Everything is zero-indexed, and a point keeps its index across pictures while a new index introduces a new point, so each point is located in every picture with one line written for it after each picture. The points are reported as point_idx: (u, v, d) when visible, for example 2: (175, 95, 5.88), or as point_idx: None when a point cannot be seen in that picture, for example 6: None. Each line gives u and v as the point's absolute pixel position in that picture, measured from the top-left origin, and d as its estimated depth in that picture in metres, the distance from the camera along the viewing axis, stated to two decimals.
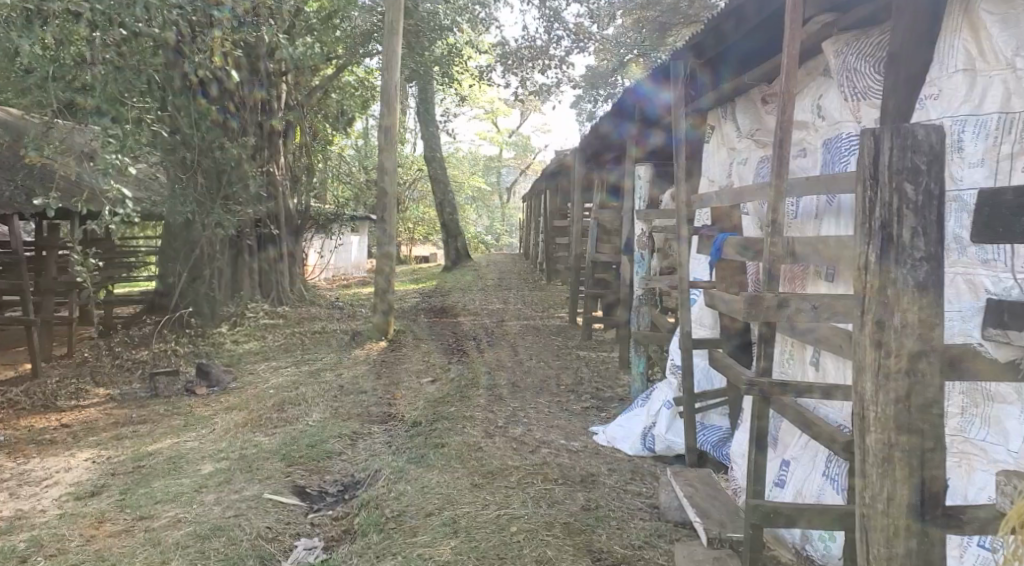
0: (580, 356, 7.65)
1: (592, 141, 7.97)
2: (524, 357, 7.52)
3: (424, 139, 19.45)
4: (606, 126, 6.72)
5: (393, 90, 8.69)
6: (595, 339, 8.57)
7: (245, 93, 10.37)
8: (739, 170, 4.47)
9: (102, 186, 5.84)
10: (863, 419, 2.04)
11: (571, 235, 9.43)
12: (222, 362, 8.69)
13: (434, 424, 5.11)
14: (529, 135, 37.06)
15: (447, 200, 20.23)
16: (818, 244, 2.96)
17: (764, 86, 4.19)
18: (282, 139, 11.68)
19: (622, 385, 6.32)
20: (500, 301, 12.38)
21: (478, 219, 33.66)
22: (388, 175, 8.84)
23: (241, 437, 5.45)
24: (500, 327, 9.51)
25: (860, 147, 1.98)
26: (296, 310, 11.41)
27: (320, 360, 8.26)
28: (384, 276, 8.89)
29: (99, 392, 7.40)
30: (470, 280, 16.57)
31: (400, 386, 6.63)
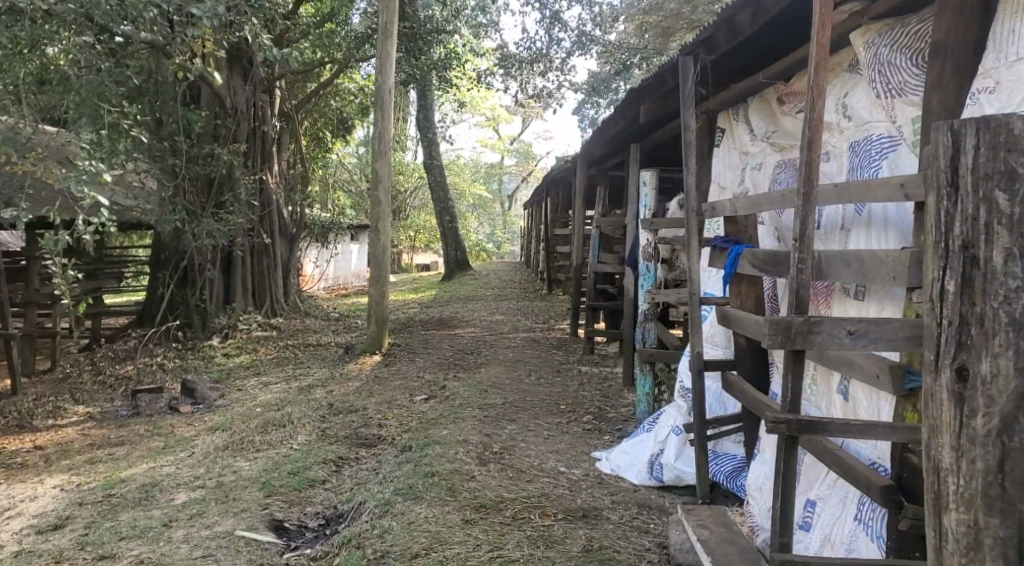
0: (582, 372, 7.31)
1: (596, 147, 7.66)
2: (523, 373, 7.17)
3: (424, 146, 19.15)
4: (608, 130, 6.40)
5: (388, 95, 8.39)
6: (598, 352, 8.23)
7: (236, 98, 10.08)
8: (754, 176, 4.15)
9: (75, 195, 5.52)
10: (940, 498, 1.81)
11: (573, 244, 9.11)
12: (209, 377, 8.36)
13: (425, 450, 4.76)
14: (530, 143, 36.78)
15: (447, 208, 19.93)
16: (851, 259, 2.62)
17: (781, 85, 3.88)
18: (276, 145, 11.39)
19: (627, 404, 5.98)
20: (500, 312, 12.03)
21: (480, 227, 33.38)
22: (383, 183, 8.53)
23: (220, 463, 5.10)
24: (500, 340, 9.17)
25: (937, 147, 1.80)
26: (290, 322, 11.09)
27: (311, 376, 7.92)
28: (379, 287, 8.55)
29: (78, 411, 7.07)
30: (470, 290, 16.25)
31: (392, 406, 6.28)
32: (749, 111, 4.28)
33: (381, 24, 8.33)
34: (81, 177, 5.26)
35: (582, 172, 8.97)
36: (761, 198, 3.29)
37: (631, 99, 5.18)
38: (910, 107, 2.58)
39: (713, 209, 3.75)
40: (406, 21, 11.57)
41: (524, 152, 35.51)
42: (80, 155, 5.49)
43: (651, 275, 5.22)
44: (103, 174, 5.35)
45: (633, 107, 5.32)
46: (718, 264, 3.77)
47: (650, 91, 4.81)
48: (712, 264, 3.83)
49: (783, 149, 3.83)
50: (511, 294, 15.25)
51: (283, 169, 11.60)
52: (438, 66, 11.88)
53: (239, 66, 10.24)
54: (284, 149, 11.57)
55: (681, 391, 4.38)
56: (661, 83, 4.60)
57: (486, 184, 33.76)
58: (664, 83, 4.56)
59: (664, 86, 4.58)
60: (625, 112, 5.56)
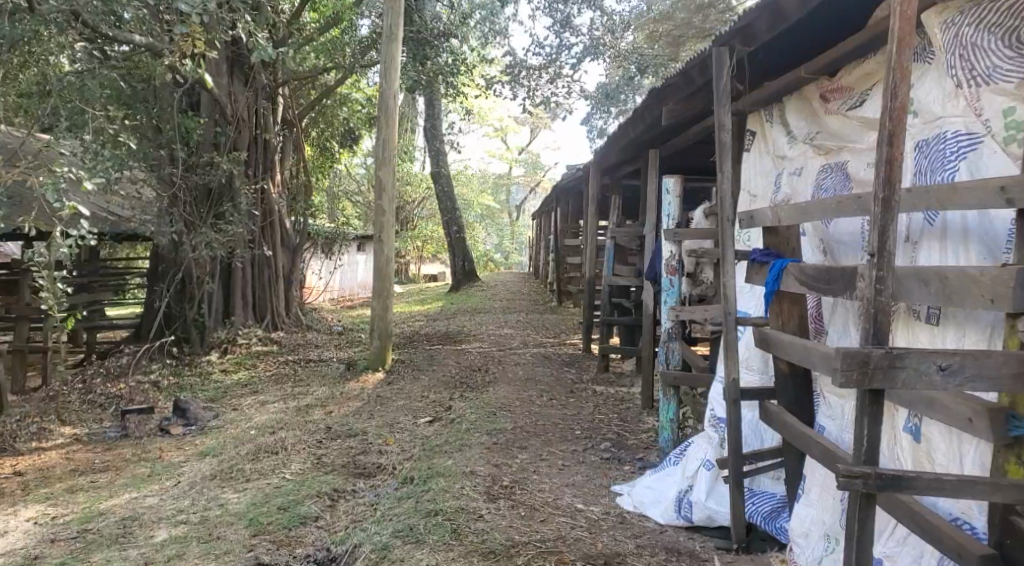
0: (596, 392, 6.90)
1: (612, 154, 7.28)
2: (535, 393, 6.76)
3: (431, 155, 18.79)
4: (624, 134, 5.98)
5: (392, 100, 8.02)
6: (613, 371, 7.81)
7: (237, 105, 9.76)
8: (793, 183, 3.74)
9: (54, 204, 5.14)
10: None
11: (586, 256, 8.70)
12: (205, 397, 7.99)
13: (427, 483, 4.35)
14: (538, 153, 36.43)
15: (454, 218, 19.56)
16: (931, 279, 2.17)
17: (823, 81, 3.48)
18: (279, 154, 11.05)
19: (646, 429, 5.56)
20: (509, 325, 11.62)
21: (488, 237, 33.02)
22: (387, 192, 8.16)
23: (206, 494, 4.69)
24: (509, 357, 8.76)
25: None
26: (291, 337, 10.71)
27: (311, 395, 7.51)
28: (383, 301, 8.16)
29: (64, 433, 6.70)
30: (478, 302, 15.86)
31: (394, 429, 5.86)
32: (784, 110, 3.89)
33: (385, 26, 7.97)
34: (59, 184, 4.88)
35: (595, 180, 8.56)
36: (810, 206, 2.88)
37: (652, 99, 4.80)
38: (1001, 97, 2.19)
39: (751, 219, 3.34)
40: (413, 25, 11.41)
41: (533, 162, 35.17)
42: (58, 161, 5.11)
43: (673, 291, 4.83)
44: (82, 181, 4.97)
45: (654, 109, 4.93)
46: (758, 282, 3.37)
47: (674, 91, 4.43)
48: (750, 282, 3.43)
49: (827, 151, 3.43)
50: (520, 306, 14.83)
51: (286, 178, 11.25)
52: (445, 71, 11.53)
53: (240, 71, 9.91)
54: (287, 158, 11.23)
55: (713, 420, 3.99)
56: (688, 82, 4.21)
57: (494, 194, 33.41)
58: (691, 81, 4.17)
59: (690, 84, 4.19)
60: (645, 114, 5.18)
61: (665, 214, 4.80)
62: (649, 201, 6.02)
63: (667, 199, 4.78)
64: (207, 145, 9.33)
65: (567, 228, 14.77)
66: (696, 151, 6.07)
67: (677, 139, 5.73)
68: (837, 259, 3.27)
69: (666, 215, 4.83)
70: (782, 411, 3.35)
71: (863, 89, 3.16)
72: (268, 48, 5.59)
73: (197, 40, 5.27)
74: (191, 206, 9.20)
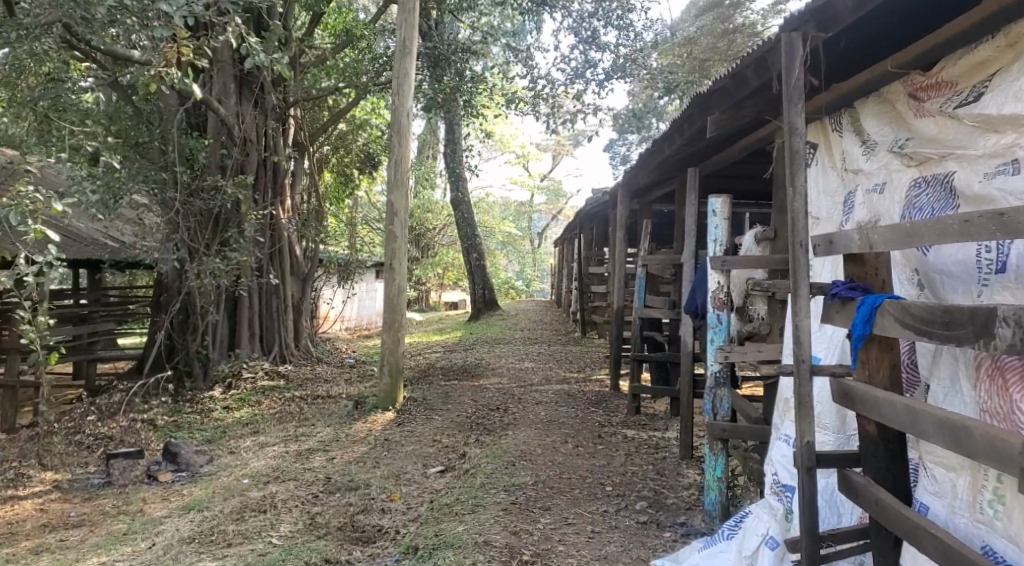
0: (626, 437, 6.22)
1: (643, 174, 6.70)
2: (559, 439, 6.07)
3: (451, 182, 18.34)
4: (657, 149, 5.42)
5: (404, 118, 7.53)
6: (645, 412, 7.11)
7: (246, 127, 9.40)
8: (875, 201, 3.07)
9: (21, 229, 4.62)
10: None
11: (614, 286, 8.06)
12: (202, 438, 7.41)
13: (432, 558, 3.69)
14: (560, 180, 35.96)
15: (474, 245, 19.01)
16: None
17: (914, 76, 2.86)
18: (290, 178, 10.59)
19: (687, 487, 4.85)
20: (530, 358, 10.94)
21: (509, 264, 32.45)
22: (400, 217, 7.62)
23: (178, 562, 4.07)
24: (530, 394, 8.09)
25: None
26: (299, 371, 10.13)
27: (313, 437, 6.89)
28: (394, 333, 7.54)
29: (44, 479, 6.16)
30: (497, 333, 15.22)
31: (401, 482, 5.20)
32: (857, 115, 3.27)
33: (398, 40, 7.50)
34: (25, 207, 4.37)
35: (624, 203, 7.96)
36: (917, 226, 2.23)
37: (695, 106, 4.24)
38: None
39: (831, 244, 2.67)
40: (431, 43, 10.97)
41: (555, 189, 34.57)
42: (24, 181, 4.67)
43: (723, 328, 4.13)
44: (51, 203, 4.51)
45: (699, 118, 4.35)
46: (839, 323, 2.68)
47: (722, 95, 3.84)
48: (827, 322, 2.75)
49: (921, 161, 2.78)
50: (542, 337, 14.17)
51: (297, 203, 10.79)
52: (463, 90, 11.08)
53: (249, 92, 9.54)
54: (298, 182, 10.78)
55: (775, 487, 3.43)
56: (740, 85, 3.62)
57: (516, 221, 32.91)
58: (744, 84, 3.58)
59: (743, 88, 3.60)
60: (687, 124, 4.60)
61: (711, 239, 4.14)
62: (690, 223, 5.45)
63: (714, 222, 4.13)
64: (214, 166, 8.92)
65: (592, 255, 14.13)
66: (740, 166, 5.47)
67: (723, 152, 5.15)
68: (938, 293, 2.61)
69: (715, 239, 4.14)
70: (873, 487, 2.65)
71: (975, 82, 2.52)
72: (262, 58, 5.00)
73: (182, 46, 4.86)
74: (194, 232, 8.76)
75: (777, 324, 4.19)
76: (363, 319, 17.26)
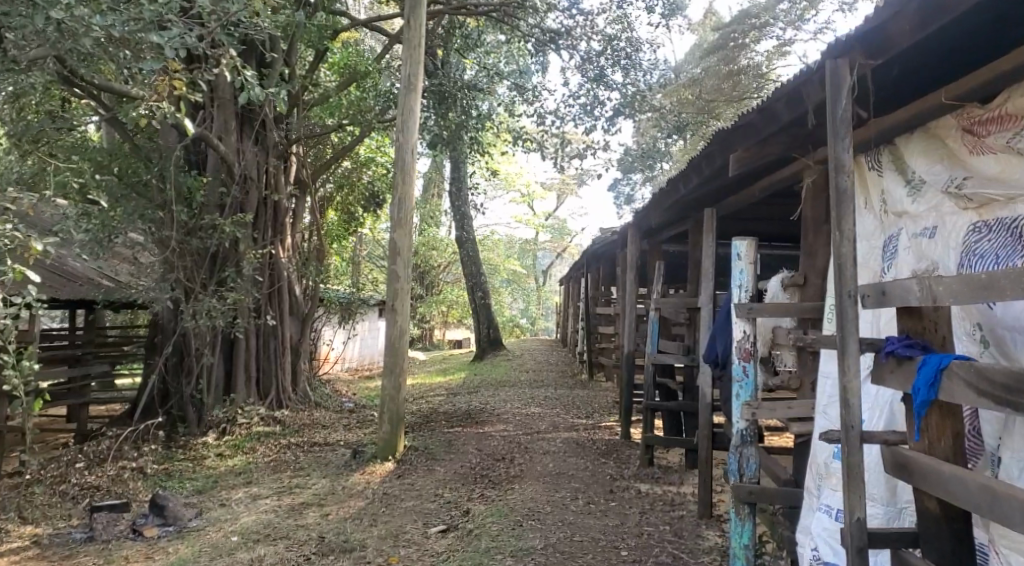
0: (640, 492, 5.85)
1: (656, 212, 6.45)
2: (568, 495, 5.68)
3: (456, 220, 18.20)
4: (674, 187, 5.19)
5: (409, 156, 7.32)
6: (659, 463, 6.75)
7: (247, 165, 9.30)
8: (925, 246, 2.78)
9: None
10: None
11: (625, 330, 7.76)
12: (193, 489, 7.03)
13: None
14: (565, 219, 35.86)
15: (479, 283, 18.78)
16: None
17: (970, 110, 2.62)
18: (291, 217, 10.40)
19: (710, 552, 4.47)
20: (536, 402, 10.57)
21: (514, 303, 32.19)
22: (403, 257, 7.37)
23: None
24: (537, 443, 7.73)
25: None
26: (297, 416, 9.79)
27: (309, 489, 6.51)
28: (395, 378, 7.22)
29: (23, 534, 5.78)
30: (501, 374, 14.86)
31: (399, 544, 4.83)
32: (898, 153, 3.02)
33: (403, 75, 7.32)
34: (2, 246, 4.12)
35: (634, 244, 7.70)
36: (995, 277, 1.94)
37: (717, 142, 4.02)
38: None
39: (883, 295, 2.36)
40: (436, 80, 10.87)
41: (560, 228, 34.45)
42: (3, 219, 4.44)
43: (750, 382, 3.80)
44: (29, 240, 4.27)
45: (721, 154, 4.12)
46: (892, 385, 2.36)
47: (748, 130, 3.61)
48: (878, 383, 2.44)
49: (982, 203, 2.51)
50: (548, 379, 13.81)
51: (298, 242, 10.56)
52: (469, 128, 10.94)
53: (251, 129, 9.43)
54: (299, 221, 10.57)
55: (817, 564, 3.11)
56: (769, 120, 3.40)
57: (521, 260, 32.72)
58: (774, 119, 3.36)
59: (772, 123, 3.38)
60: (708, 161, 4.38)
61: (735, 284, 3.85)
62: (707, 265, 5.19)
63: (737, 267, 3.85)
64: (213, 205, 8.80)
65: (599, 295, 13.83)
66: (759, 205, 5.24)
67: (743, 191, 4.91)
68: (1008, 354, 2.31)
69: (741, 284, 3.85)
70: None
71: None
72: (259, 91, 4.79)
73: (175, 79, 4.70)
74: (191, 271, 8.70)
75: (807, 378, 3.81)
76: (364, 356, 16.90)
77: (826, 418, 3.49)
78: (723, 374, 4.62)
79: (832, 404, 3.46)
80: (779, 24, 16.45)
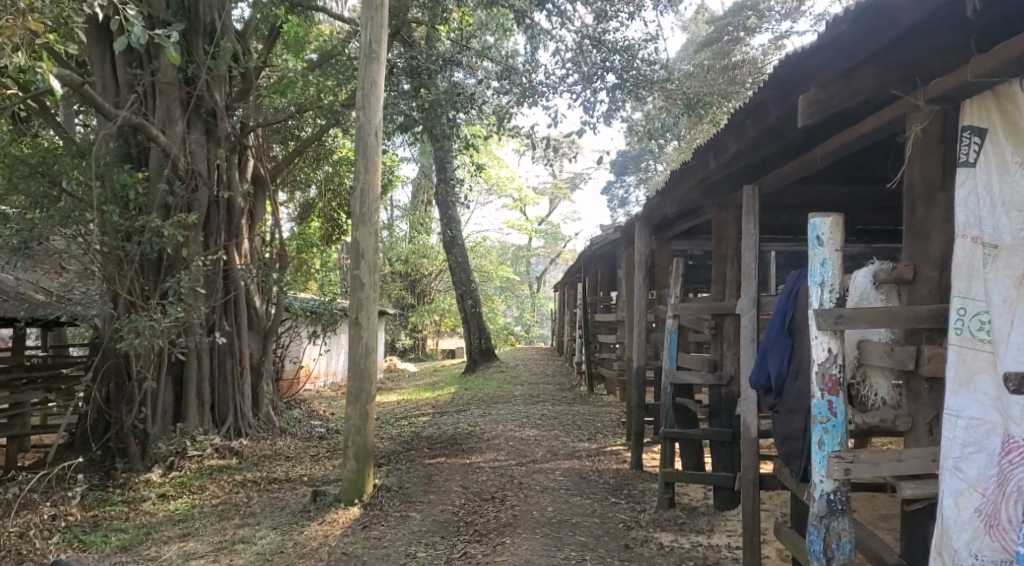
0: (664, 546, 4.67)
1: (673, 195, 5.43)
2: (571, 556, 4.45)
3: (443, 223, 17.05)
4: (711, 155, 4.21)
5: (370, 140, 6.16)
6: (681, 504, 5.57)
7: (193, 160, 8.19)
8: None
9: None
10: None
11: (635, 339, 6.63)
12: (119, 542, 5.72)
13: None
14: (558, 224, 34.65)
15: (469, 290, 17.57)
16: None
17: None
18: (250, 219, 9.23)
19: None
20: (531, 423, 9.35)
21: (508, 311, 30.95)
22: (367, 259, 6.18)
23: None
24: (533, 476, 6.54)
25: None
26: (256, 446, 8.54)
27: (254, 546, 5.26)
28: (361, 405, 6.03)
29: None
30: (493, 389, 13.64)
31: None
32: None
33: (363, 43, 6.18)
34: None
35: (643, 239, 6.65)
36: None
37: (778, 82, 3.03)
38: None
39: None
40: (411, 62, 9.70)
41: (553, 233, 33.26)
42: None
43: (839, 424, 2.65)
44: None
45: (781, 101, 3.17)
46: None
47: (833, 54, 2.65)
48: None
49: None
50: (544, 394, 12.61)
51: (260, 248, 9.39)
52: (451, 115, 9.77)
53: (198, 118, 8.37)
54: (260, 223, 9.41)
55: None
56: (875, 30, 2.42)
57: (514, 267, 31.55)
58: (886, 25, 2.38)
59: (882, 33, 2.40)
60: (760, 113, 3.41)
61: (815, 282, 2.73)
62: (746, 259, 4.14)
63: (813, 262, 2.74)
64: (155, 205, 7.71)
65: (598, 301, 12.67)
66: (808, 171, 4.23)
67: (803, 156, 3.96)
68: None
69: (829, 288, 2.69)
70: None
71: None
72: (137, 28, 3.75)
73: None
74: (130, 281, 7.60)
75: (921, 417, 2.67)
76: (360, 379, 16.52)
77: (958, 478, 2.37)
78: (789, 405, 3.52)
79: (969, 460, 2.34)
80: (777, 15, 15.53)
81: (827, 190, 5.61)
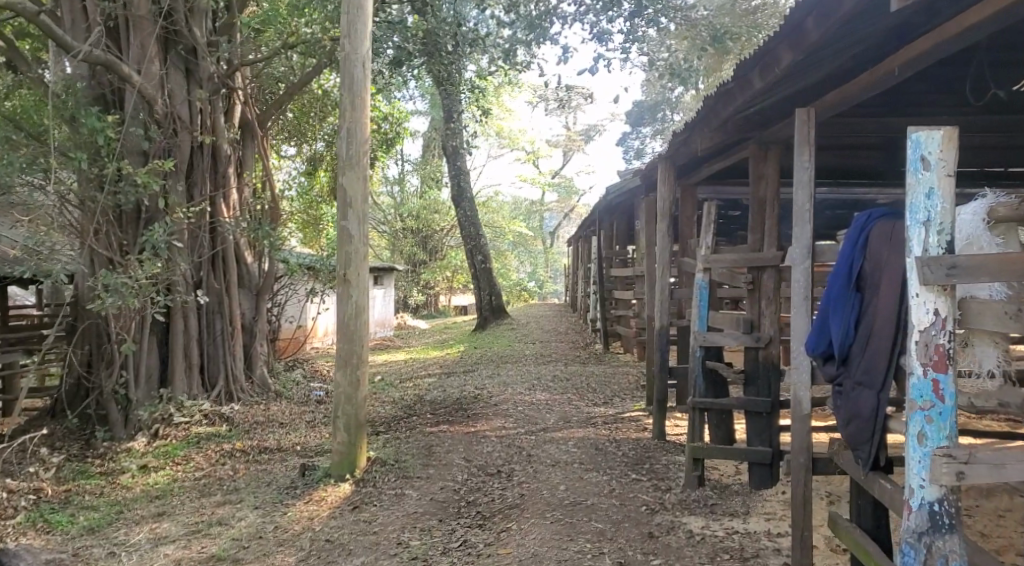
0: (694, 534, 4.07)
1: (704, 129, 4.73)
2: (587, 550, 3.84)
3: (452, 175, 16.25)
4: (760, 70, 3.53)
5: (356, 71, 5.41)
6: (711, 481, 4.96)
7: (172, 102, 7.49)
8: None
9: None
10: None
11: (659, 297, 5.95)
12: (88, 523, 5.23)
13: None
14: (572, 176, 33.56)
15: (480, 246, 16.85)
16: None
17: None
18: (238, 168, 8.56)
19: None
20: (544, 385, 8.75)
21: (521, 267, 30.26)
22: (357, 208, 5.48)
23: None
24: (544, 446, 5.93)
25: None
26: (249, 411, 8.01)
27: (232, 529, 4.74)
28: (352, 369, 5.41)
29: None
30: (504, 347, 13.03)
31: None
32: None
33: None
34: None
35: (667, 184, 5.90)
36: None
37: None
38: None
39: None
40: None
41: (567, 186, 32.28)
42: None
43: (948, 413, 2.05)
44: None
45: None
46: None
47: None
48: None
49: None
50: (558, 352, 11.98)
51: (251, 199, 8.72)
52: (455, 53, 8.92)
53: (176, 57, 7.62)
54: (250, 172, 8.73)
55: None
56: None
57: (528, 221, 30.73)
58: None
59: None
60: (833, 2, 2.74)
61: (917, 218, 2.11)
62: (799, 200, 3.46)
63: (916, 191, 2.11)
64: (131, 152, 7.03)
65: (614, 254, 11.91)
66: (876, 90, 3.51)
67: (880, 65, 3.29)
68: None
69: (937, 227, 2.07)
70: None
71: None
72: None
73: None
74: (103, 235, 7.00)
75: None
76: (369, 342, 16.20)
77: None
78: (861, 381, 2.85)
79: None
80: None
81: (882, 121, 4.84)
